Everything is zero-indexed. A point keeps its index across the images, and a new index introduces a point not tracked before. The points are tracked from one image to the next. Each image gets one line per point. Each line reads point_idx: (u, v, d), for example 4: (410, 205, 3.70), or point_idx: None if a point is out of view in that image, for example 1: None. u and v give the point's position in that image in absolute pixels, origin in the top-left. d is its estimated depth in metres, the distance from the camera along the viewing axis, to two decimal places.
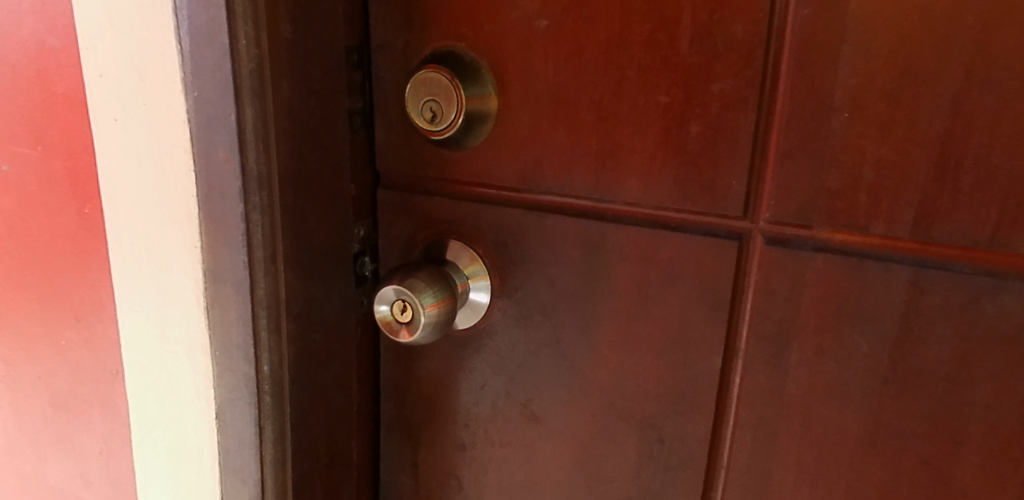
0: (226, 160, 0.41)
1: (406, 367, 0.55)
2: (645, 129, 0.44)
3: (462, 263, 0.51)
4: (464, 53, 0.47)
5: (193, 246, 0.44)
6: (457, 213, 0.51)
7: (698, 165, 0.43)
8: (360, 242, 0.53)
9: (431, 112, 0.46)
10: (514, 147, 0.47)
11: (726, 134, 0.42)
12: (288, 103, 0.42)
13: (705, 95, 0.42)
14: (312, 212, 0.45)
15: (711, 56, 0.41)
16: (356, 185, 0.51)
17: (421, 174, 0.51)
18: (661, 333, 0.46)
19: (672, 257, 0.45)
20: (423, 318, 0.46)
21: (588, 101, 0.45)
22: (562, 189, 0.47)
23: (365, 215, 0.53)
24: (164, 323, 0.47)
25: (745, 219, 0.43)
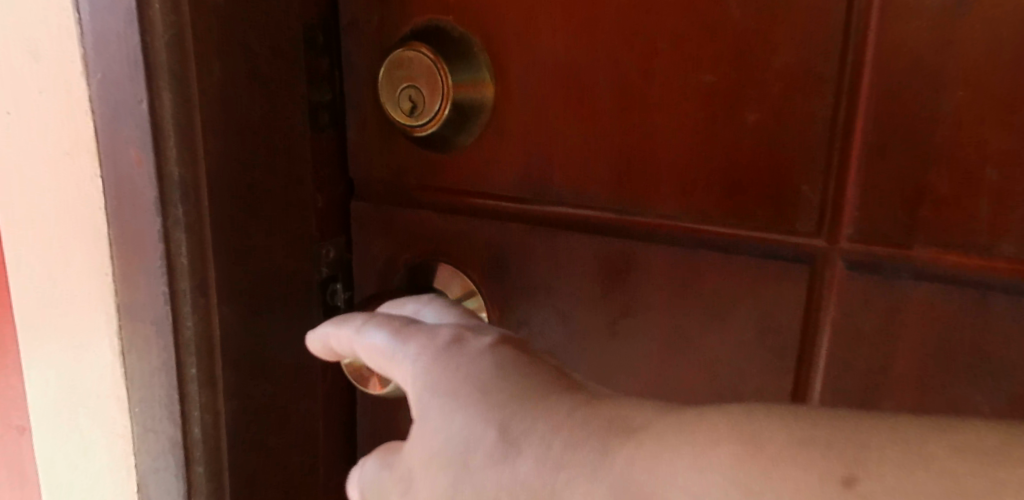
0: (138, 162, 0.32)
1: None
2: (684, 119, 0.34)
3: (453, 292, 0.41)
4: (452, 29, 0.38)
5: (104, 274, 0.34)
6: (448, 230, 0.41)
7: (755, 165, 0.33)
8: (330, 266, 0.43)
9: (409, 102, 0.38)
10: (516, 147, 0.38)
11: (792, 124, 0.31)
12: (222, 88, 0.32)
13: (763, 72, 0.32)
14: (258, 229, 0.35)
15: (771, 19, 0.31)
16: (322, 197, 0.42)
17: (404, 183, 0.42)
18: (706, 385, 0.36)
19: (719, 287, 0.35)
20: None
21: (608, 85, 0.35)
22: (576, 198, 0.37)
23: (336, 234, 0.43)
24: (74, 370, 0.37)
25: (819, 236, 0.32)
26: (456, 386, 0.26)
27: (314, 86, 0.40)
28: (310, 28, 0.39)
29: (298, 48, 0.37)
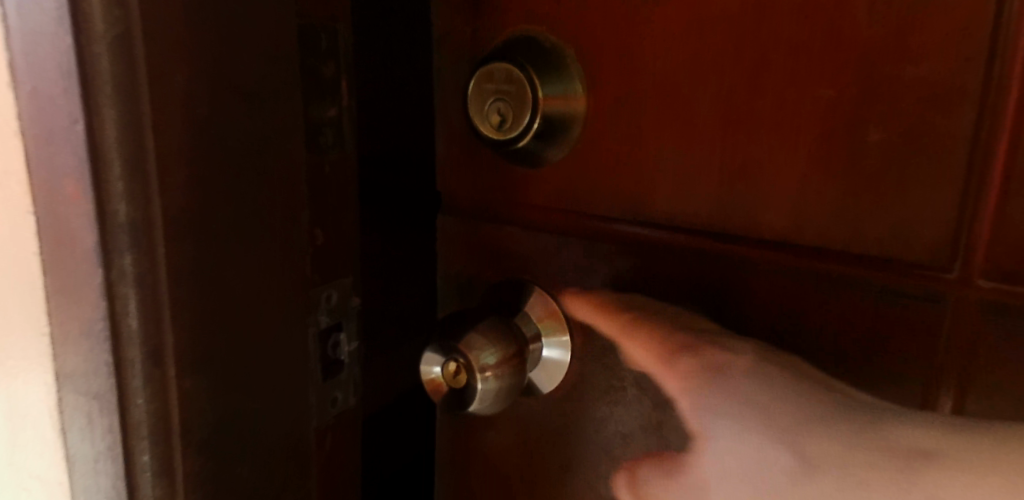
0: (76, 199, 0.25)
1: (466, 433, 0.45)
2: (799, 135, 0.31)
3: (534, 315, 0.40)
4: (544, 39, 0.36)
5: (42, 331, 0.28)
6: (536, 246, 0.40)
7: (881, 185, 0.29)
8: (331, 313, 0.36)
9: (498, 115, 0.36)
10: (619, 159, 0.36)
11: (916, 152, 0.28)
12: (185, 103, 0.26)
13: (891, 87, 0.28)
14: (231, 274, 0.28)
15: (902, 29, 0.27)
16: (324, 232, 0.35)
17: (492, 197, 0.41)
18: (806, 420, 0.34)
19: (828, 316, 0.32)
20: (481, 385, 0.38)
21: (717, 102, 0.32)
22: (678, 220, 0.35)
23: (344, 273, 0.37)
24: (16, 443, 0.31)
25: (940, 266, 0.29)
26: (713, 399, 0.36)
27: (317, 97, 0.34)
28: (310, 28, 0.33)
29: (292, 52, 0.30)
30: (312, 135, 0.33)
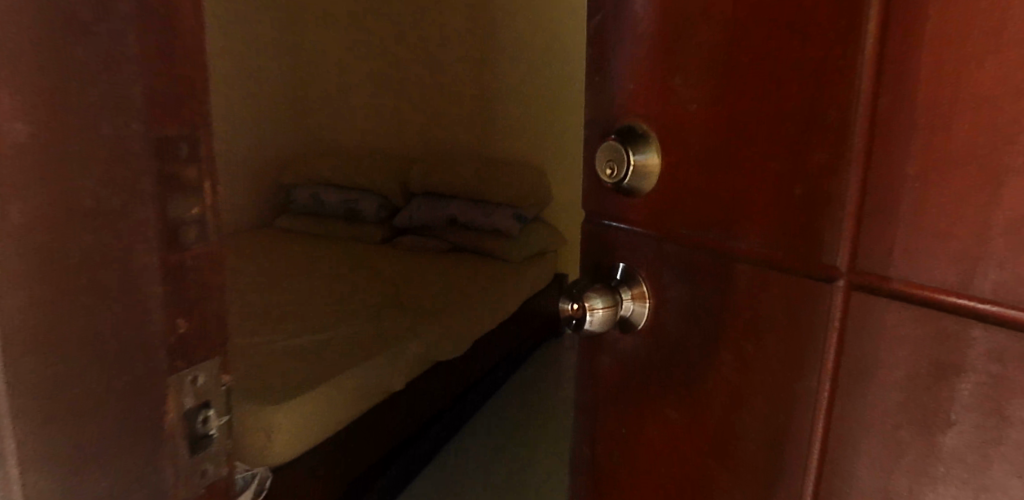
0: None
1: (589, 357, 0.66)
2: (761, 183, 0.48)
3: (632, 287, 0.58)
4: (640, 126, 0.54)
5: None
6: (623, 245, 0.59)
7: (805, 219, 0.46)
8: (196, 401, 0.44)
9: (609, 169, 0.55)
10: (666, 191, 0.54)
11: (827, 197, 0.44)
12: (24, 222, 0.35)
13: (812, 159, 0.45)
14: (67, 352, 0.37)
15: (821, 122, 0.44)
16: (186, 321, 0.42)
17: (604, 208, 0.61)
18: (769, 352, 0.50)
19: (777, 292, 0.48)
20: (587, 318, 0.57)
21: (719, 159, 0.50)
22: (696, 233, 0.53)
23: (207, 358, 0.44)
24: None
25: (840, 265, 0.45)
26: None
27: (185, 199, 0.41)
28: (172, 140, 0.40)
29: (144, 168, 0.39)
30: (180, 233, 0.41)
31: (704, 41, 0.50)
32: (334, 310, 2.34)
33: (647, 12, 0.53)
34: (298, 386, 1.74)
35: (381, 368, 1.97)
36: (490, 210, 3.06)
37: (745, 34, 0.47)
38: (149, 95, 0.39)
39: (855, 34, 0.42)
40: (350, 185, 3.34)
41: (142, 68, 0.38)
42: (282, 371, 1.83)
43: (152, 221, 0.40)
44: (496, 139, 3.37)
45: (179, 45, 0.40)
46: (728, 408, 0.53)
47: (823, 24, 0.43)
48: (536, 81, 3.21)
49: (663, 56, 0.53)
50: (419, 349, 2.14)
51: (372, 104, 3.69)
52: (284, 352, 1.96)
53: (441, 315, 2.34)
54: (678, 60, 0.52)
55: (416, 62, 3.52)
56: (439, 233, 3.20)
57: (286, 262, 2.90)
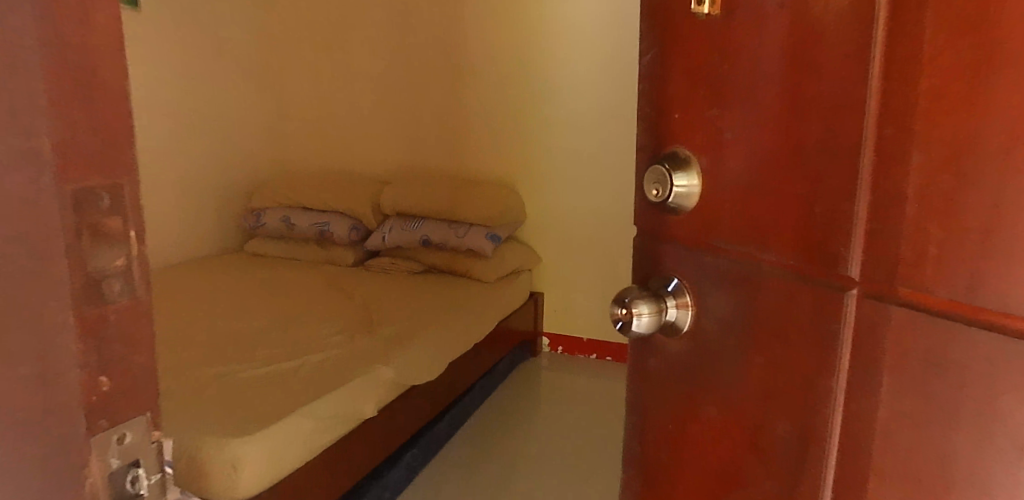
0: None
1: (640, 360, 0.75)
2: (789, 204, 0.57)
3: (677, 294, 0.68)
4: (682, 152, 0.65)
5: None
6: (671, 260, 0.69)
7: (823, 237, 0.55)
8: (127, 461, 0.46)
9: (655, 189, 0.66)
10: (707, 211, 0.64)
11: (840, 219, 0.54)
12: None
13: (827, 186, 0.54)
14: None
15: (833, 156, 0.54)
16: (110, 379, 0.45)
17: (652, 229, 0.71)
18: (794, 350, 0.58)
19: (800, 298, 0.57)
20: (635, 322, 0.68)
21: (753, 184, 0.60)
22: (734, 247, 0.62)
23: (137, 417, 0.47)
24: None
25: (851, 275, 0.53)
26: None
27: (107, 252, 0.44)
28: (93, 190, 0.43)
29: (64, 222, 0.41)
30: (101, 287, 0.44)
31: (736, 84, 0.60)
32: (303, 336, 2.28)
33: (688, 60, 0.64)
34: (274, 415, 1.70)
35: (354, 394, 1.93)
36: (463, 230, 3.03)
37: (769, 83, 0.58)
38: (63, 148, 0.41)
39: (859, 85, 0.52)
40: (318, 207, 3.28)
41: (53, 122, 0.40)
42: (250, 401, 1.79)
43: (68, 274, 0.41)
44: (467, 158, 3.36)
45: (98, 101, 0.43)
46: (762, 399, 0.61)
47: (833, 76, 0.53)
48: (506, 100, 3.21)
49: (702, 100, 0.63)
50: (391, 374, 2.10)
51: (335, 127, 3.65)
52: (252, 382, 1.91)
53: (416, 338, 2.31)
54: (717, 101, 0.62)
55: (383, 82, 3.49)
56: (411, 254, 3.18)
57: (256, 289, 2.85)
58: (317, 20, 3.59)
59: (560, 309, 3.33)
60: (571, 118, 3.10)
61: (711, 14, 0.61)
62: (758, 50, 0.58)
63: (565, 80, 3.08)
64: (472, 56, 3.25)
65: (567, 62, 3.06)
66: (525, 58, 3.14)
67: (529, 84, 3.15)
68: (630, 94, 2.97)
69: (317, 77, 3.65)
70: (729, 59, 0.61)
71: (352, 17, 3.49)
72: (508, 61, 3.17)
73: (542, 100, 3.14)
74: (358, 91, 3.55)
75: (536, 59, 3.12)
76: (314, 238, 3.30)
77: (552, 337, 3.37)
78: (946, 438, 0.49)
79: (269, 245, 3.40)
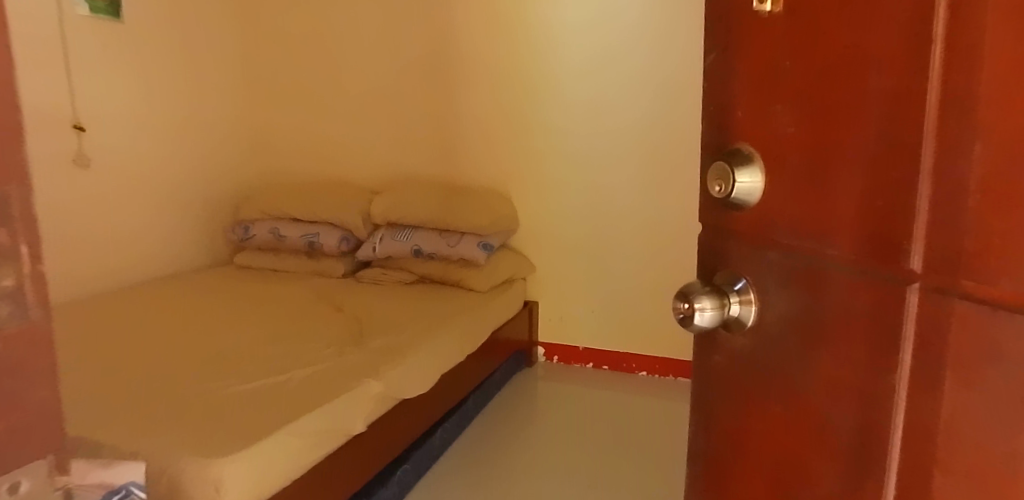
0: None
1: (704, 355, 0.69)
2: (846, 190, 0.52)
3: (741, 288, 0.62)
4: (745, 148, 0.59)
5: None
6: (734, 250, 0.63)
7: (885, 227, 0.50)
8: None
9: (718, 183, 0.61)
10: (758, 198, 0.59)
11: (902, 207, 0.49)
12: None
13: (888, 171, 0.49)
14: None
15: (896, 139, 0.49)
16: None
17: (711, 215, 0.65)
18: (859, 347, 0.53)
19: (862, 293, 0.52)
20: (695, 319, 0.63)
21: (807, 169, 0.54)
22: (789, 237, 0.57)
23: None
24: None
25: (915, 269, 0.49)
26: None
27: None
28: None
29: None
30: None
31: (788, 62, 0.55)
32: (292, 350, 2.21)
33: (744, 40, 0.59)
34: (257, 433, 1.63)
35: (342, 408, 1.87)
36: (455, 239, 2.98)
37: (823, 59, 0.52)
38: None
39: (923, 64, 0.47)
40: (307, 217, 3.21)
41: None
42: (234, 418, 1.71)
43: None
44: (460, 166, 3.29)
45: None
46: (826, 399, 0.55)
47: (895, 52, 0.48)
48: (497, 106, 3.16)
49: (755, 79, 0.58)
50: (382, 388, 2.03)
51: (325, 136, 3.58)
52: (237, 399, 1.83)
53: (409, 353, 2.23)
54: (769, 79, 0.57)
55: (371, 90, 3.43)
56: (402, 264, 3.10)
57: (245, 301, 2.78)
58: (303, 28, 3.53)
59: (554, 318, 3.27)
60: (567, 122, 3.05)
61: (775, 12, 0.55)
62: (814, 28, 0.53)
63: (560, 85, 3.03)
64: (462, 62, 3.20)
65: (562, 66, 3.02)
66: (516, 63, 3.09)
67: (520, 89, 3.11)
68: (629, 97, 2.92)
69: (302, 86, 3.58)
70: (782, 36, 0.55)
71: (343, 25, 3.43)
72: (498, 67, 3.13)
73: (537, 106, 3.09)
74: (348, 100, 3.49)
75: (529, 64, 3.07)
76: (303, 249, 3.23)
77: (547, 347, 3.31)
78: (1014, 443, 0.44)
79: (256, 257, 3.32)
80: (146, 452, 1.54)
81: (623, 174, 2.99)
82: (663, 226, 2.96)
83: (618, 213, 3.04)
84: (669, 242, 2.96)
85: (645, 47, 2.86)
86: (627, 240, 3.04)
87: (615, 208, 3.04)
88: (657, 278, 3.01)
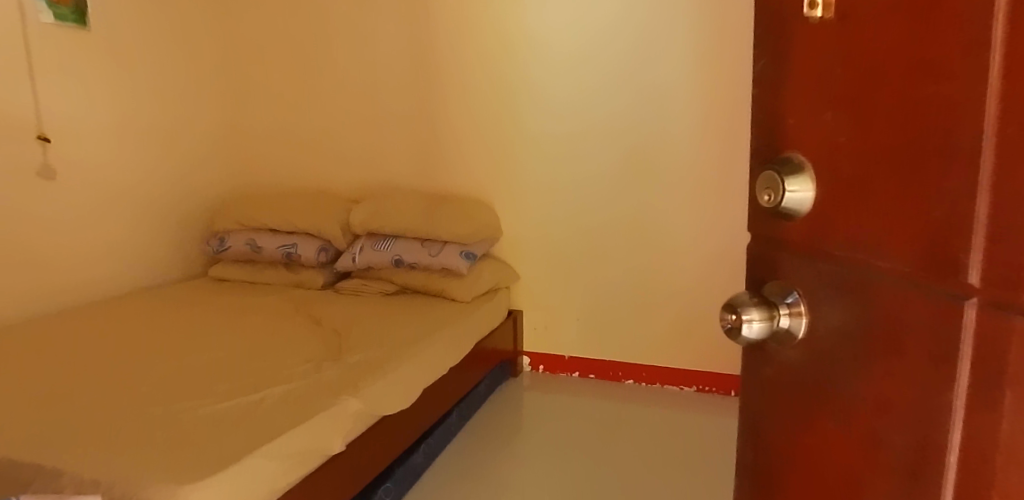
0: None
1: (753, 367, 0.68)
2: (902, 200, 0.50)
3: (792, 298, 0.60)
4: (795, 157, 0.58)
5: None
6: (784, 260, 0.62)
7: (941, 239, 0.48)
8: None
9: (767, 191, 0.60)
10: (809, 207, 0.57)
11: (959, 219, 0.47)
12: None
13: (944, 181, 0.48)
14: None
15: (953, 148, 0.47)
16: None
17: (761, 225, 0.64)
18: (914, 363, 0.51)
19: (917, 307, 0.50)
20: (743, 330, 0.62)
21: (861, 178, 0.53)
22: (841, 248, 0.55)
23: None
24: None
25: (974, 284, 0.47)
26: None
27: None
28: None
29: None
30: None
31: (840, 68, 0.54)
32: (272, 367, 2.15)
33: (795, 47, 0.58)
34: (229, 456, 1.57)
35: (319, 427, 1.81)
36: (436, 249, 2.94)
37: (876, 64, 0.51)
38: None
39: (982, 70, 0.45)
40: (284, 228, 3.14)
41: None
42: (204, 440, 1.65)
43: None
44: (443, 175, 3.26)
45: None
46: (880, 415, 0.54)
47: (952, 58, 0.47)
48: (478, 114, 3.14)
49: (806, 86, 0.57)
50: (361, 405, 1.97)
51: (302, 145, 3.52)
52: (208, 420, 1.77)
53: (386, 367, 2.18)
54: (821, 86, 0.56)
55: (349, 98, 3.38)
56: (383, 275, 3.05)
57: (223, 315, 2.72)
58: (280, 36, 3.47)
59: (539, 327, 3.25)
60: (553, 129, 3.03)
61: (826, 18, 0.55)
62: (866, 34, 0.52)
63: (542, 92, 3.02)
64: (441, 70, 3.17)
65: (545, 73, 3.00)
66: (498, 72, 3.07)
67: (502, 97, 3.08)
68: (614, 104, 2.92)
69: (280, 95, 3.52)
70: (833, 42, 0.54)
71: (321, 33, 3.38)
72: (478, 75, 3.10)
73: (522, 112, 3.06)
74: (327, 108, 3.44)
75: (511, 70, 3.05)
76: (280, 261, 3.17)
77: (532, 356, 3.28)
78: None
79: (233, 269, 3.25)
80: (107, 477, 1.48)
81: (609, 180, 2.98)
82: (647, 234, 2.95)
83: (601, 220, 3.02)
84: (653, 249, 2.96)
85: (629, 54, 2.86)
86: (609, 248, 3.03)
87: (597, 216, 3.03)
88: (641, 285, 3.01)
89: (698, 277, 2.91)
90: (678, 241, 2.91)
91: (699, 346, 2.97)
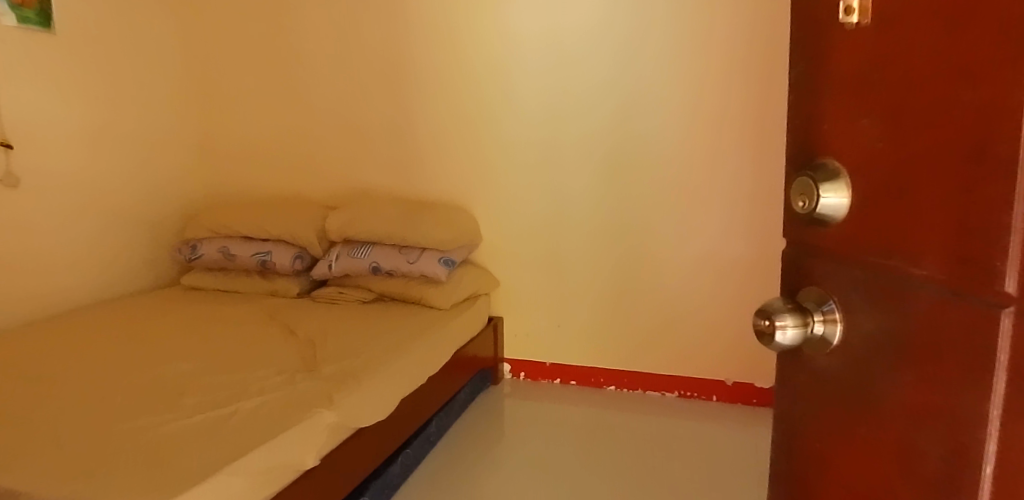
0: None
1: (788, 374, 0.68)
2: (937, 207, 0.50)
3: (826, 305, 0.61)
4: (831, 163, 0.59)
5: None
6: (820, 266, 0.62)
7: (977, 246, 0.47)
8: None
9: (801, 197, 0.61)
10: (845, 213, 0.58)
11: (995, 227, 0.46)
12: None
13: (980, 189, 0.47)
14: None
15: (988, 155, 0.46)
16: None
17: (798, 232, 0.65)
18: (949, 372, 0.50)
19: (953, 315, 0.50)
20: (777, 336, 0.62)
21: (897, 185, 0.53)
22: (877, 254, 0.55)
23: None
24: None
25: (1010, 293, 0.46)
26: None
27: None
28: None
29: None
30: None
31: (877, 73, 0.54)
32: (248, 379, 2.11)
33: (831, 53, 0.59)
34: (199, 474, 1.52)
35: (294, 440, 1.77)
36: (415, 256, 2.90)
37: (913, 70, 0.51)
38: None
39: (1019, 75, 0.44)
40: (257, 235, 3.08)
41: None
42: (172, 457, 1.60)
43: None
44: (423, 181, 3.23)
45: None
46: (914, 423, 0.53)
47: (989, 63, 0.46)
48: (457, 121, 3.12)
49: (844, 92, 0.58)
50: (337, 417, 1.93)
51: (277, 151, 3.46)
52: (180, 435, 1.72)
53: (363, 378, 2.14)
54: (858, 91, 0.56)
55: (326, 104, 3.33)
56: (360, 282, 3.01)
57: (197, 325, 2.66)
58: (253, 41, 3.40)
59: (519, 334, 3.24)
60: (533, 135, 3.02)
61: (862, 24, 0.55)
62: (903, 39, 0.52)
63: (523, 98, 3.01)
64: (419, 75, 3.14)
65: (526, 79, 2.99)
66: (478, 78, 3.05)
67: (482, 103, 3.07)
68: (594, 110, 2.91)
69: (254, 100, 3.46)
70: (869, 47, 0.55)
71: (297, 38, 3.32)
72: (458, 80, 3.08)
73: (503, 118, 3.05)
74: (302, 114, 3.38)
75: (492, 76, 3.04)
76: (254, 268, 3.10)
77: (512, 363, 3.27)
78: None
79: (206, 277, 3.19)
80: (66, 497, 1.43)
81: (591, 185, 2.98)
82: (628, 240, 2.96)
83: (581, 227, 3.02)
84: (633, 255, 2.97)
85: (609, 59, 2.85)
86: (590, 254, 3.03)
87: (574, 223, 3.02)
88: (620, 292, 3.01)
89: (679, 282, 2.92)
90: (659, 246, 2.92)
91: (681, 351, 2.98)
